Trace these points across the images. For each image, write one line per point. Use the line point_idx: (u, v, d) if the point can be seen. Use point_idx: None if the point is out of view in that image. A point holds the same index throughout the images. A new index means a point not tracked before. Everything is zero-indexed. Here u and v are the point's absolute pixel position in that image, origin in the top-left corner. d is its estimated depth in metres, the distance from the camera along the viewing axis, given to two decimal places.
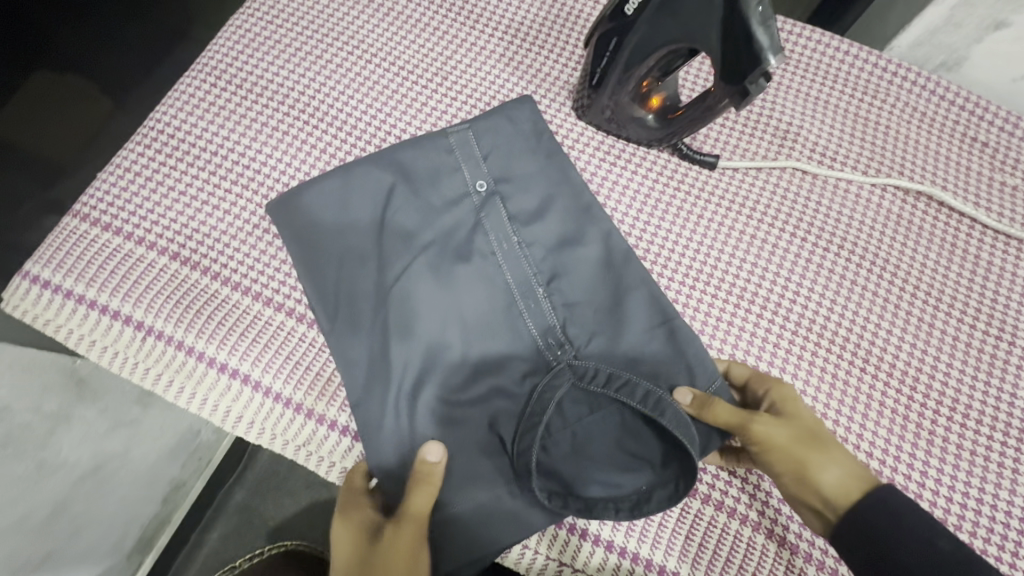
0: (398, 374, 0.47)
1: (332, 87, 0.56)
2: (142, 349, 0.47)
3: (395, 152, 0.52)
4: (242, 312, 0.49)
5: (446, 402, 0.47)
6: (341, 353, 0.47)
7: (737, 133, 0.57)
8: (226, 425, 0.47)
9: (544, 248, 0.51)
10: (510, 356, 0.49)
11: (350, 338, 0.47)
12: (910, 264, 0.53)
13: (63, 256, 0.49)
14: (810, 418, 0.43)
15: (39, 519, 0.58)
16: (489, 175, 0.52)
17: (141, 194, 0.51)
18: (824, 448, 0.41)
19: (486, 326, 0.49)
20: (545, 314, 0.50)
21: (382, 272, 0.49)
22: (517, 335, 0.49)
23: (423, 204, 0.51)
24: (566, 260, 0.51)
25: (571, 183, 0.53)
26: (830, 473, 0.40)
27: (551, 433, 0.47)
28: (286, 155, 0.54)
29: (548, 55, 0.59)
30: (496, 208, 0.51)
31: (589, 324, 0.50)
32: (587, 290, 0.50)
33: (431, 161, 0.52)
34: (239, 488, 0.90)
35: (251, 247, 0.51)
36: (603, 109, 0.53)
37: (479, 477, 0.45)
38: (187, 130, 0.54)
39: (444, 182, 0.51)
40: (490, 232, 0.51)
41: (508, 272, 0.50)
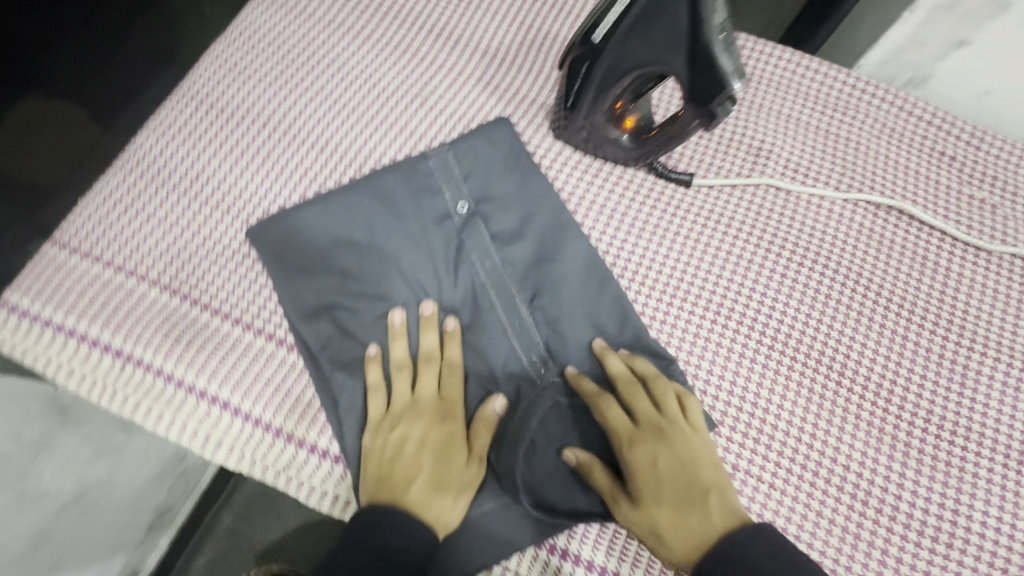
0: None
1: (312, 112, 0.57)
2: (120, 377, 0.47)
3: (375, 176, 0.52)
4: (222, 338, 0.49)
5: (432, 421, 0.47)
6: (325, 376, 0.48)
7: (712, 152, 0.58)
8: (205, 450, 0.47)
9: (524, 265, 0.52)
10: (494, 375, 0.49)
11: (333, 360, 0.48)
12: (884, 278, 0.54)
13: (43, 285, 0.49)
14: (659, 481, 0.44)
15: (20, 549, 0.58)
16: (470, 197, 0.53)
17: (122, 221, 0.52)
18: (667, 520, 0.42)
19: (470, 345, 0.50)
20: (527, 332, 0.50)
21: (365, 294, 0.49)
22: (500, 353, 0.49)
23: (405, 225, 0.51)
24: (546, 278, 0.51)
25: (550, 202, 0.53)
26: (672, 542, 0.42)
27: (537, 451, 0.46)
28: (266, 180, 0.54)
29: (525, 78, 0.60)
30: (477, 228, 0.52)
31: (570, 342, 0.50)
32: (569, 307, 0.51)
33: (411, 184, 0.52)
34: (227, 512, 0.89)
35: (231, 272, 0.51)
36: (579, 129, 0.53)
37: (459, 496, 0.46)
38: (169, 156, 0.54)
39: (424, 204, 0.52)
40: (471, 252, 0.51)
41: (491, 291, 0.51)
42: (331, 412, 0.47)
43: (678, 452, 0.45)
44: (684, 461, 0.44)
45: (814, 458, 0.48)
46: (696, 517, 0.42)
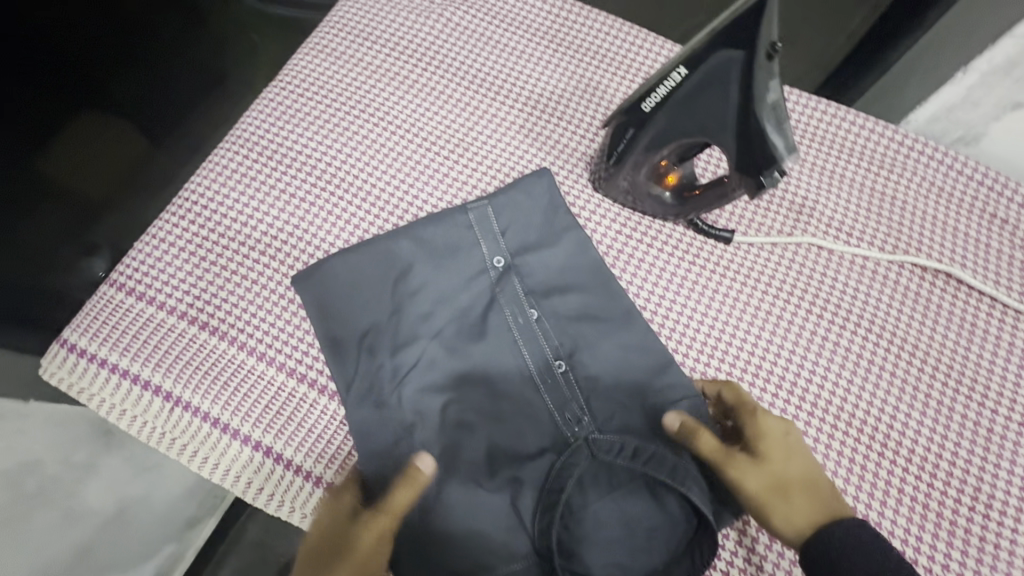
0: (416, 451, 0.48)
1: (358, 159, 0.59)
2: (169, 419, 0.49)
3: (411, 229, 0.53)
4: (266, 383, 0.50)
5: (466, 475, 0.48)
6: (358, 428, 0.48)
7: (752, 207, 0.57)
8: (247, 496, 0.48)
9: (562, 321, 0.52)
10: (530, 434, 0.49)
11: (369, 412, 0.48)
12: (929, 343, 0.53)
13: (99, 325, 0.51)
14: (784, 454, 0.44)
15: (59, 568, 0.59)
16: (507, 252, 0.53)
17: (174, 263, 0.54)
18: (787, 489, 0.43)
19: (504, 402, 0.50)
20: (564, 390, 0.50)
21: (403, 347, 0.50)
22: (535, 411, 0.50)
23: (442, 280, 0.52)
24: (585, 334, 0.52)
25: (589, 256, 0.53)
26: (792, 510, 0.42)
27: (574, 513, 0.46)
28: (312, 226, 0.56)
29: (567, 127, 0.60)
30: (513, 283, 0.53)
31: (608, 400, 0.50)
32: (607, 364, 0.51)
33: (449, 238, 0.53)
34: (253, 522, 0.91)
35: (275, 316, 0.52)
36: (621, 184, 0.54)
37: (496, 556, 0.46)
38: (219, 199, 0.56)
39: (462, 258, 0.53)
40: (506, 307, 0.52)
41: (527, 348, 0.51)
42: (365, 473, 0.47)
43: (797, 434, 0.45)
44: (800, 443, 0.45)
45: None
46: (810, 493, 0.43)
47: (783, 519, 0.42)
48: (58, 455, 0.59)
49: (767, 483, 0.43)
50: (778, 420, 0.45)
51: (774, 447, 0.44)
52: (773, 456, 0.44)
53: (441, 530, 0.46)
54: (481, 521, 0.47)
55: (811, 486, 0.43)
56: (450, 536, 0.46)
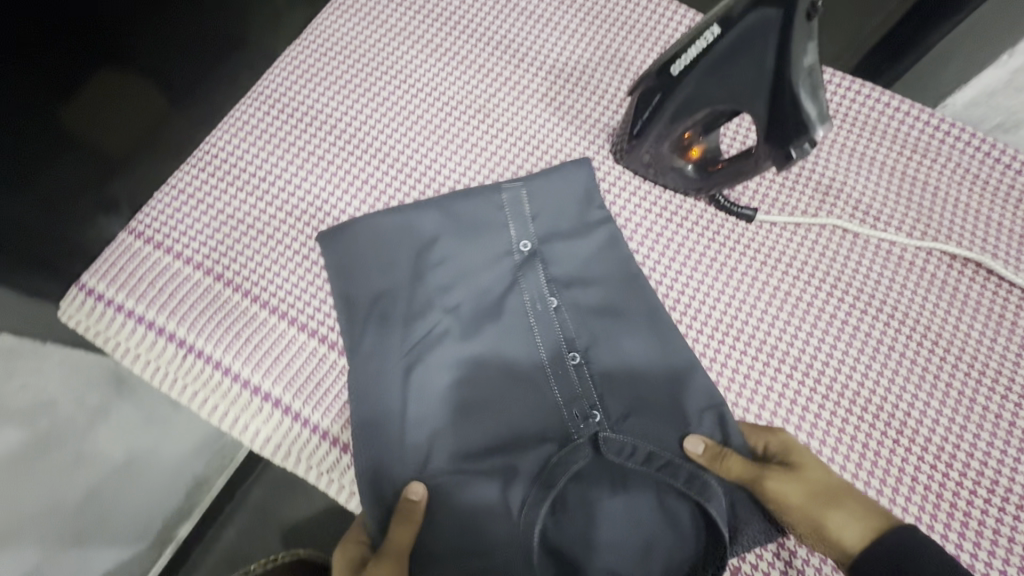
0: (415, 421, 0.48)
1: (377, 121, 0.58)
2: (182, 365, 0.49)
3: (443, 201, 0.52)
4: (278, 336, 0.50)
5: (465, 457, 0.48)
6: (362, 391, 0.48)
7: (777, 186, 0.56)
8: (255, 443, 0.48)
9: (583, 314, 0.51)
10: (535, 425, 0.49)
11: (375, 378, 0.48)
12: (953, 334, 0.52)
13: (117, 271, 0.51)
14: (819, 465, 0.42)
15: (71, 509, 0.63)
16: (535, 236, 0.52)
17: (192, 215, 0.54)
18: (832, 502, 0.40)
19: (511, 387, 0.50)
20: (577, 384, 0.50)
21: (416, 321, 0.50)
22: (544, 403, 0.49)
23: (464, 258, 0.52)
24: (604, 330, 0.51)
25: (619, 252, 0.52)
26: (842, 524, 0.39)
27: (569, 507, 0.48)
28: (330, 186, 0.56)
29: (591, 98, 0.59)
30: (537, 270, 0.52)
31: (619, 398, 0.50)
32: (622, 360, 0.50)
33: (479, 215, 0.52)
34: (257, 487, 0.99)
35: (290, 272, 0.52)
36: (642, 156, 0.53)
37: (491, 544, 0.46)
38: (239, 154, 0.56)
39: (489, 239, 0.52)
40: (526, 293, 0.51)
41: (542, 337, 0.51)
42: (365, 434, 0.47)
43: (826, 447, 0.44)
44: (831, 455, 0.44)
45: None
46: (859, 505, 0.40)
47: (834, 534, 0.39)
48: (73, 397, 0.61)
49: (808, 494, 0.40)
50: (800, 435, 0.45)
51: (805, 458, 0.43)
52: (808, 466, 0.42)
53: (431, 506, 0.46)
54: (480, 511, 0.47)
55: (857, 497, 0.41)
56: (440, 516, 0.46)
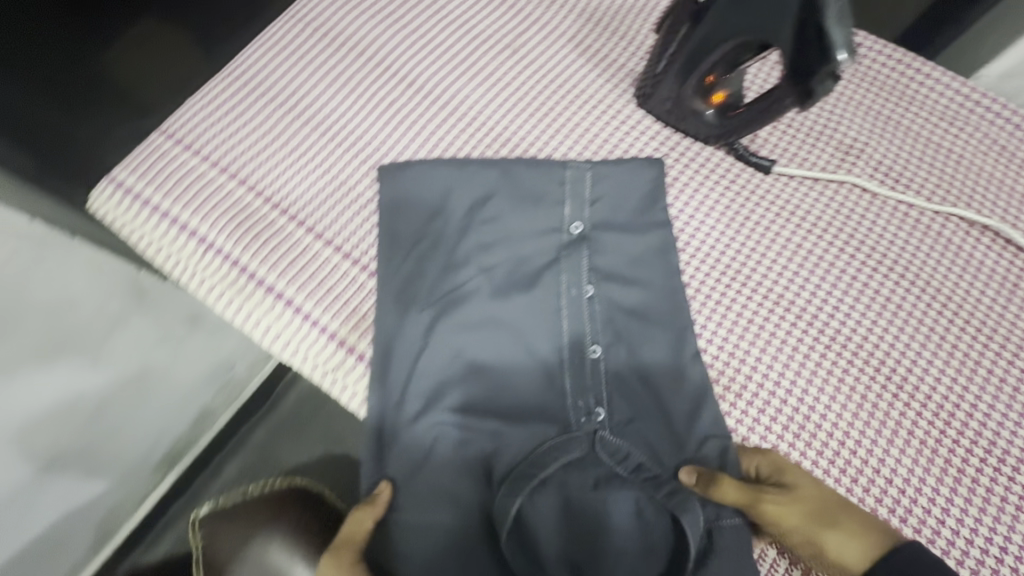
0: (426, 365, 0.47)
1: (407, 48, 0.59)
2: (201, 261, 0.51)
3: (512, 165, 0.51)
4: (294, 242, 0.51)
5: (463, 417, 0.47)
6: (383, 316, 0.47)
7: (798, 141, 0.56)
8: (265, 339, 0.49)
9: (613, 308, 0.49)
10: (539, 408, 0.47)
11: (398, 308, 0.48)
12: (964, 297, 0.51)
13: (147, 169, 0.53)
14: (808, 486, 0.42)
15: (87, 412, 0.74)
16: (588, 220, 0.51)
17: (222, 123, 0.55)
18: (830, 524, 0.41)
19: (523, 359, 0.48)
20: (587, 373, 0.48)
21: (449, 270, 0.49)
22: (551, 386, 0.48)
23: (512, 222, 0.50)
24: (629, 328, 0.49)
25: (668, 258, 0.50)
26: (844, 542, 0.40)
27: (545, 489, 0.44)
28: (352, 105, 0.56)
29: (621, 44, 0.59)
30: (581, 256, 0.50)
31: (626, 396, 0.48)
32: (644, 359, 0.48)
33: (540, 186, 0.51)
34: (259, 427, 1.10)
35: (310, 183, 0.53)
36: (665, 99, 0.54)
37: (463, 506, 0.44)
38: (270, 69, 0.57)
39: (543, 210, 0.51)
40: (564, 272, 0.49)
41: (565, 320, 0.49)
42: (377, 357, 0.46)
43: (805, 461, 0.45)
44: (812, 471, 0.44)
45: (852, 467, 0.46)
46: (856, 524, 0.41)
47: (837, 550, 0.40)
48: (94, 298, 0.65)
49: (806, 516, 0.41)
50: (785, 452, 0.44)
51: (796, 481, 0.42)
52: (802, 489, 0.42)
53: (413, 445, 0.46)
54: (451, 475, 0.45)
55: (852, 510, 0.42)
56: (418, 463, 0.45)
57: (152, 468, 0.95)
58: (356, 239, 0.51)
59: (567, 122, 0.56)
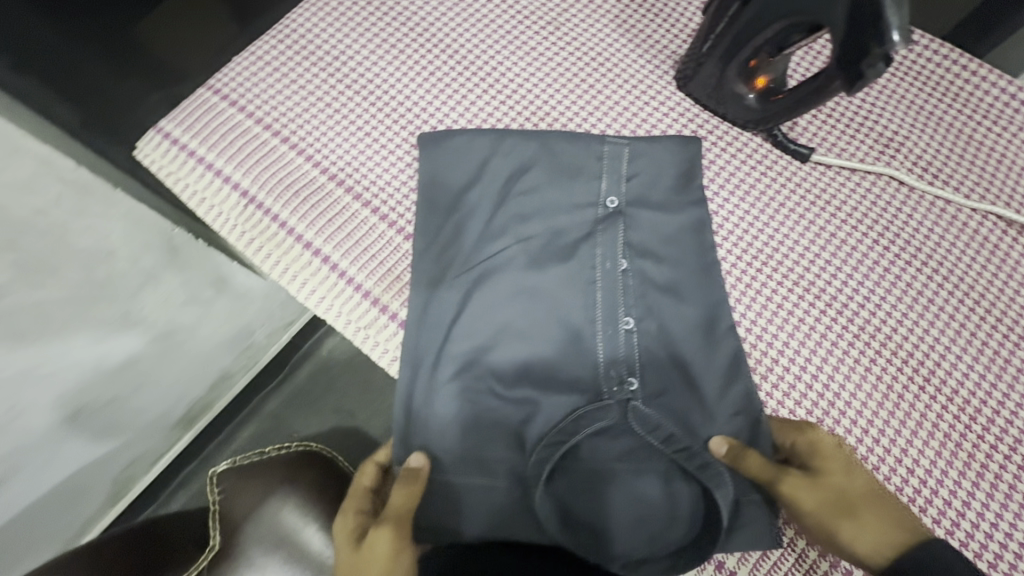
0: (460, 331, 0.48)
1: (451, 18, 0.59)
2: (243, 214, 0.52)
3: (551, 138, 0.52)
4: (333, 201, 0.52)
5: (494, 383, 0.47)
6: (420, 280, 0.48)
7: (838, 131, 0.56)
8: (299, 292, 0.50)
9: (646, 284, 0.49)
10: (570, 377, 0.48)
11: (435, 273, 0.48)
12: (997, 296, 0.51)
13: (194, 121, 0.54)
14: (838, 473, 0.41)
15: (113, 365, 0.76)
16: (624, 196, 0.51)
17: (268, 81, 0.56)
18: (847, 510, 0.40)
19: (556, 329, 0.48)
20: (620, 347, 0.47)
21: (485, 239, 0.50)
22: (583, 357, 0.48)
23: (549, 194, 0.51)
24: (662, 304, 0.49)
25: (702, 239, 0.50)
26: (857, 532, 0.39)
27: (579, 457, 0.46)
28: (395, 72, 0.57)
29: (664, 25, 0.59)
30: (616, 230, 0.50)
31: (659, 370, 0.47)
32: (678, 335, 0.48)
33: (579, 160, 0.51)
34: (273, 398, 1.13)
35: (351, 145, 0.54)
36: (706, 81, 0.54)
37: (495, 466, 0.45)
38: (315, 31, 0.58)
39: (580, 183, 0.51)
40: (599, 246, 0.50)
41: (599, 293, 0.49)
42: (412, 318, 0.47)
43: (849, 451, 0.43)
44: (852, 461, 0.42)
45: (876, 453, 0.47)
46: (879, 517, 0.39)
47: (847, 538, 0.39)
48: (131, 249, 0.66)
49: (823, 500, 0.41)
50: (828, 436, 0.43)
51: (825, 465, 0.42)
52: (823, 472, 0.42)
53: (444, 407, 0.46)
54: (483, 436, 0.46)
55: (879, 504, 0.40)
56: (449, 425, 0.46)
57: (170, 426, 0.97)
58: (395, 201, 0.52)
59: (607, 100, 0.57)
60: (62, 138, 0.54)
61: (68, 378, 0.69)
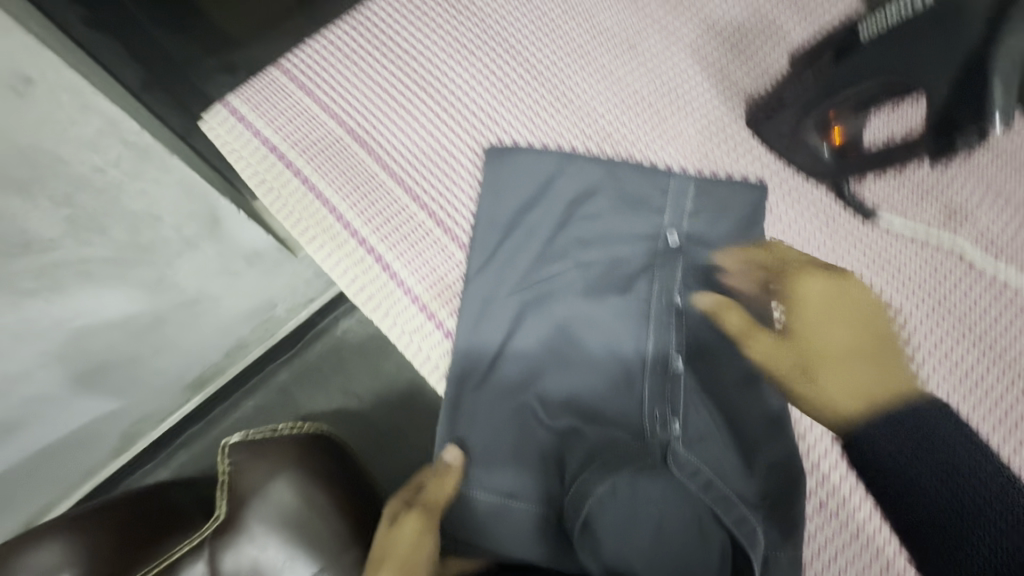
0: (510, 349, 0.48)
1: (529, 29, 0.58)
2: (302, 201, 0.52)
3: (618, 165, 0.51)
4: (391, 201, 0.52)
5: (538, 405, 0.48)
6: (476, 296, 0.48)
7: (906, 194, 0.54)
8: (349, 288, 0.50)
9: (699, 326, 0.49)
10: (614, 407, 0.48)
11: (490, 290, 0.49)
12: None
13: (263, 101, 0.54)
14: (821, 319, 0.41)
15: (140, 326, 0.76)
16: (685, 233, 0.50)
17: (338, 69, 0.55)
18: (818, 359, 0.39)
19: (603, 359, 0.49)
20: (667, 384, 0.47)
21: (544, 260, 0.50)
22: (629, 392, 0.48)
23: (611, 223, 0.50)
24: (714, 348, 0.48)
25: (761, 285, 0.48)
26: (825, 383, 0.37)
27: (615, 495, 0.45)
28: (467, 78, 0.56)
29: (743, 65, 0.58)
30: (675, 267, 0.50)
31: (704, 417, 0.47)
32: (725, 382, 0.48)
33: (644, 190, 0.51)
34: (285, 369, 1.11)
35: (416, 146, 0.54)
36: (781, 127, 0.53)
37: (528, 492, 0.46)
38: (391, 23, 0.57)
39: (643, 215, 0.50)
40: (656, 282, 0.49)
41: (653, 328, 0.49)
42: (466, 334, 0.48)
43: (842, 294, 0.42)
44: (807, 308, 0.42)
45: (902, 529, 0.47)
46: (835, 357, 0.38)
47: (828, 384, 0.37)
48: (178, 215, 0.65)
49: (794, 354, 0.42)
50: (820, 284, 0.43)
51: (801, 314, 0.42)
52: (799, 332, 0.42)
53: (486, 424, 0.47)
54: (520, 462, 0.46)
55: (862, 352, 0.38)
56: (488, 443, 0.47)
57: (182, 388, 0.97)
58: (452, 208, 0.52)
59: (675, 134, 0.56)
60: (129, 101, 0.54)
61: (96, 333, 0.71)
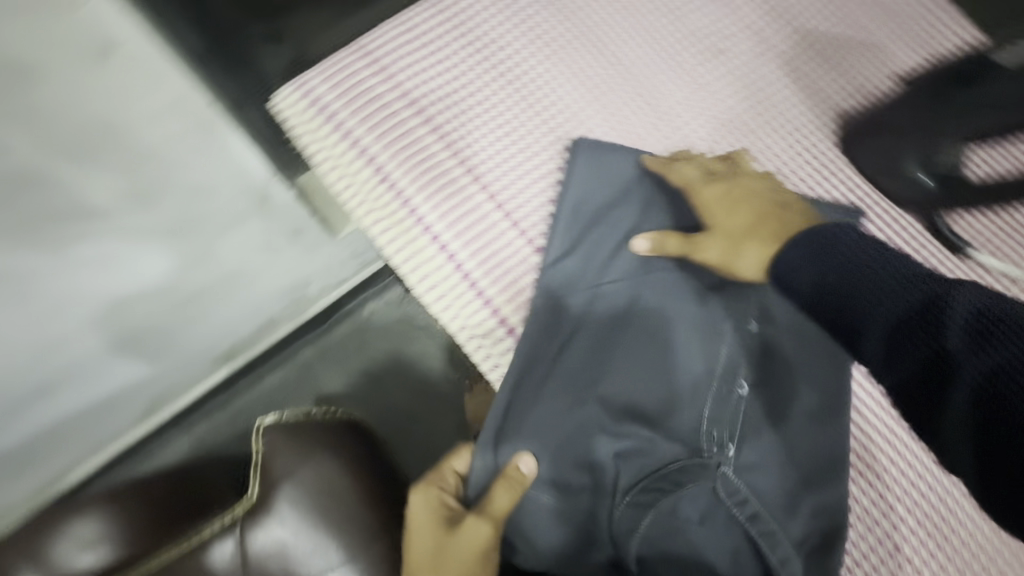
0: (575, 359, 0.47)
1: (620, 28, 0.56)
2: (375, 190, 0.50)
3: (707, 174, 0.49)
4: (465, 195, 0.50)
5: (600, 419, 0.46)
6: (544, 301, 0.47)
7: (996, 232, 0.52)
8: (419, 285, 0.48)
9: (763, 356, 0.48)
10: (676, 429, 0.46)
11: (559, 296, 0.47)
12: None
13: (338, 80, 0.52)
14: (729, 206, 0.46)
15: (179, 298, 0.74)
16: None
17: (420, 54, 0.53)
18: (744, 242, 0.45)
19: (672, 379, 0.47)
20: (731, 410, 0.47)
21: (621, 270, 0.48)
22: (692, 414, 0.47)
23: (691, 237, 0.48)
24: (779, 378, 0.48)
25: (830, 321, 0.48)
26: (754, 254, 0.44)
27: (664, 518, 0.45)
28: (553, 74, 0.54)
29: (839, 82, 0.56)
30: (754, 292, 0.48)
31: (764, 444, 0.47)
32: (787, 411, 0.48)
33: None
34: (309, 347, 1.09)
35: (495, 142, 0.51)
36: (887, 149, 0.50)
37: (577, 507, 0.46)
38: (479, 12, 0.55)
39: None
40: (734, 305, 0.48)
41: (725, 350, 0.47)
42: (530, 339, 0.46)
43: (747, 186, 0.47)
44: (729, 198, 0.47)
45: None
46: (762, 231, 0.44)
47: (750, 258, 0.44)
48: (230, 190, 0.63)
49: (725, 245, 0.45)
50: (715, 186, 0.47)
51: (716, 213, 0.46)
52: (721, 226, 0.46)
53: (546, 435, 0.45)
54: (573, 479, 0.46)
55: (771, 217, 0.45)
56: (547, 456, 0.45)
57: (211, 360, 0.96)
58: (527, 209, 0.50)
59: (764, 148, 0.53)
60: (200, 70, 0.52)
61: (138, 302, 0.69)
